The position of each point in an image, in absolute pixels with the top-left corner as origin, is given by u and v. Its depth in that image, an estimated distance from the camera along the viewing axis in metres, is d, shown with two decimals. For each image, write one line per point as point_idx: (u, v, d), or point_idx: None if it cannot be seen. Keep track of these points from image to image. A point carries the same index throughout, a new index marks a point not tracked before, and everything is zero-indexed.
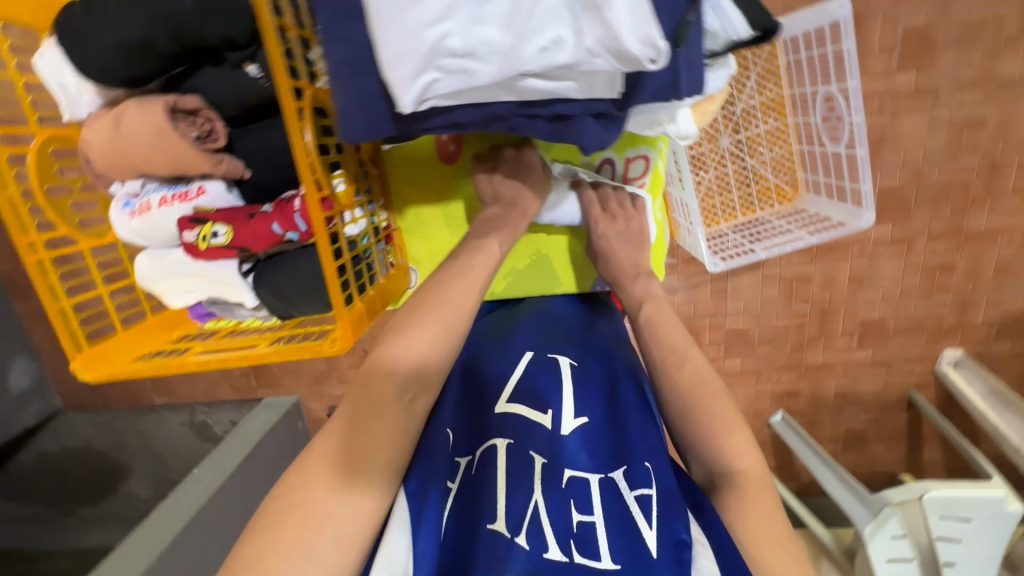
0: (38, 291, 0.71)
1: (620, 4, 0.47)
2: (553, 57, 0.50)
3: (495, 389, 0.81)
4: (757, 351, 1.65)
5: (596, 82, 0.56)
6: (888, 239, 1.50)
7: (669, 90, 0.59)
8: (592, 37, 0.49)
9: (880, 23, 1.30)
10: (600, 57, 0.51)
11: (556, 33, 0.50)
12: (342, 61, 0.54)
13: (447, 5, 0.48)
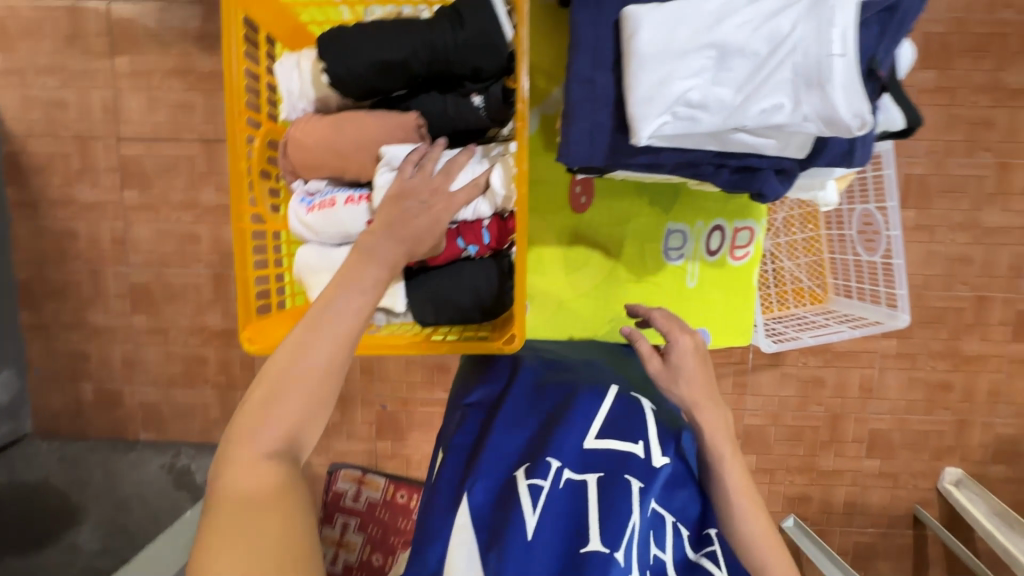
0: (236, 257, 0.77)
1: (838, 87, 0.65)
2: (773, 115, 0.67)
3: (585, 419, 0.79)
4: (774, 449, 1.69)
5: (790, 144, 0.72)
6: (893, 354, 1.64)
7: (845, 158, 0.75)
8: (808, 104, 0.66)
9: None
10: (810, 119, 0.67)
11: (779, 99, 0.67)
12: (587, 98, 0.73)
13: (697, 70, 0.67)
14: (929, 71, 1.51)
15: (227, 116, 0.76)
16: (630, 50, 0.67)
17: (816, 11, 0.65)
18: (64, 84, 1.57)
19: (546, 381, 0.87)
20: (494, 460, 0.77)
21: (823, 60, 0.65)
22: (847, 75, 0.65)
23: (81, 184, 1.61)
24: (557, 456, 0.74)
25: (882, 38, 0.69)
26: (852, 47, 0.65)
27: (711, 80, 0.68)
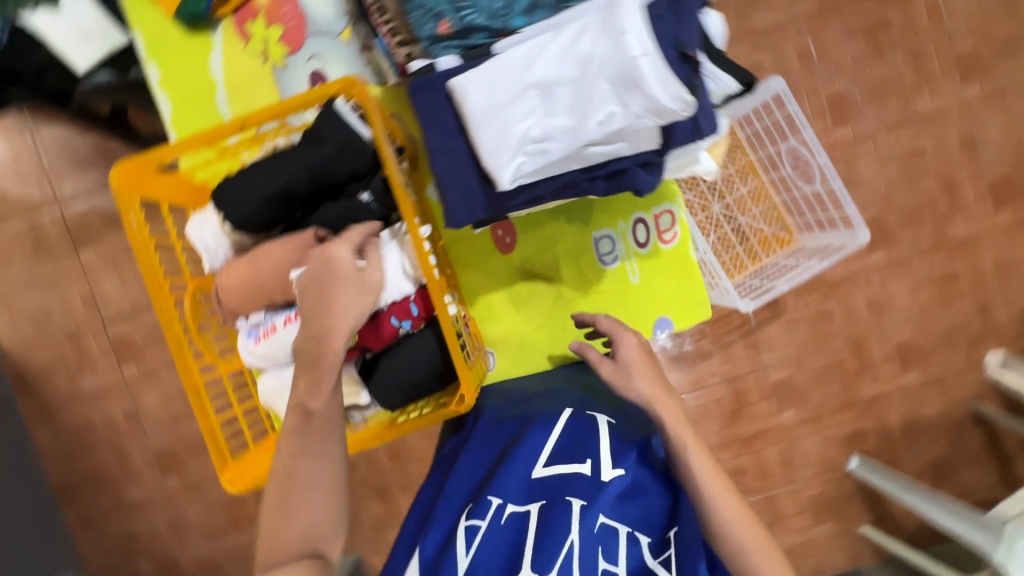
0: (194, 416, 0.74)
1: (654, 80, 0.67)
2: (609, 123, 0.69)
3: (535, 450, 0.83)
4: (810, 396, 1.66)
5: (639, 139, 0.71)
6: (886, 264, 1.62)
7: (694, 135, 0.72)
8: (636, 104, 0.68)
9: (806, 96, 1.58)
10: (644, 116, 0.68)
11: (609, 108, 0.69)
12: (448, 164, 0.75)
13: (529, 110, 0.71)
14: None
15: (146, 283, 0.73)
16: (466, 115, 0.71)
17: (609, 23, 0.68)
18: (43, 292, 1.68)
19: (508, 414, 0.91)
20: (450, 502, 0.84)
21: (630, 65, 0.67)
22: (656, 70, 0.67)
23: (83, 375, 1.70)
24: (498, 492, 0.80)
25: (680, 22, 0.69)
26: (650, 43, 0.67)
27: (544, 112, 0.71)
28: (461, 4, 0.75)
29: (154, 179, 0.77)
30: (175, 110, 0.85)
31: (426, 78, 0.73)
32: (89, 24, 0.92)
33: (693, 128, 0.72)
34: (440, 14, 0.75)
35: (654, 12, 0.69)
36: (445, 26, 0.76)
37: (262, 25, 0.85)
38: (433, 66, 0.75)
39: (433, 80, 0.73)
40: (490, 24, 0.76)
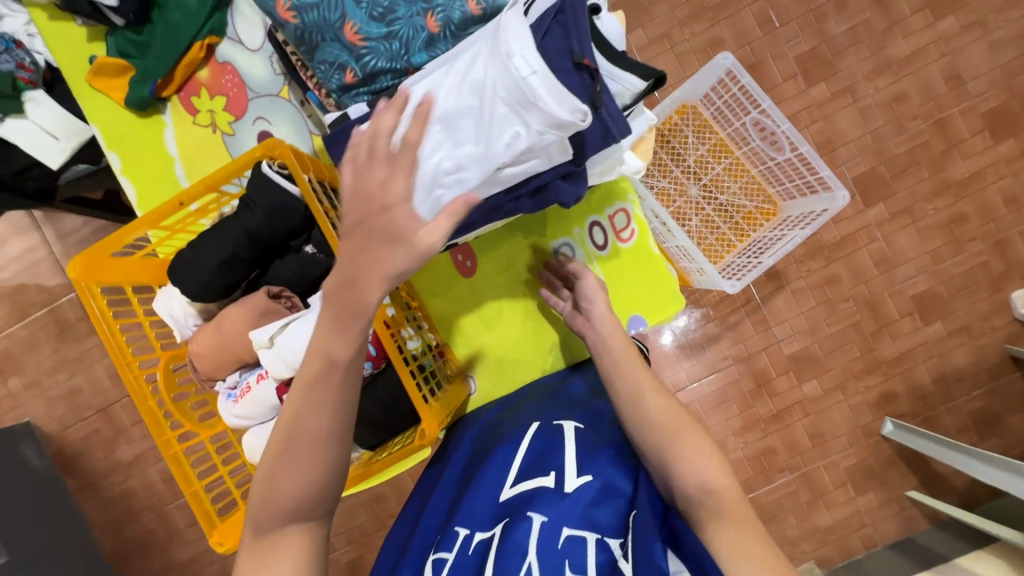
0: (175, 480, 0.64)
1: (545, 95, 0.61)
2: (514, 144, 0.64)
3: (501, 472, 0.77)
4: (830, 364, 1.60)
5: (552, 152, 0.67)
6: (888, 217, 1.56)
7: (606, 141, 0.68)
8: (535, 122, 0.63)
9: (773, 62, 1.55)
10: (546, 130, 0.63)
11: (511, 129, 0.63)
12: None
13: (433, 142, 0.65)
14: None
15: (111, 358, 0.64)
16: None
17: (493, 45, 0.63)
18: (72, 373, 1.78)
19: (479, 440, 0.86)
20: (422, 540, 0.77)
21: (520, 83, 0.61)
22: (547, 83, 0.62)
23: (118, 446, 1.78)
24: (465, 523, 0.74)
25: (570, 32, 0.64)
26: (536, 58, 0.61)
27: (450, 144, 0.65)
28: (359, 51, 0.71)
29: (111, 262, 0.68)
30: (141, 191, 0.89)
31: (336, 126, 0.68)
32: (52, 123, 0.96)
33: (605, 135, 0.68)
34: (343, 64, 0.73)
35: (541, 26, 0.65)
36: (351, 75, 0.73)
37: (207, 98, 0.89)
38: (346, 112, 0.72)
39: (336, 127, 0.66)
40: (393, 65, 0.72)
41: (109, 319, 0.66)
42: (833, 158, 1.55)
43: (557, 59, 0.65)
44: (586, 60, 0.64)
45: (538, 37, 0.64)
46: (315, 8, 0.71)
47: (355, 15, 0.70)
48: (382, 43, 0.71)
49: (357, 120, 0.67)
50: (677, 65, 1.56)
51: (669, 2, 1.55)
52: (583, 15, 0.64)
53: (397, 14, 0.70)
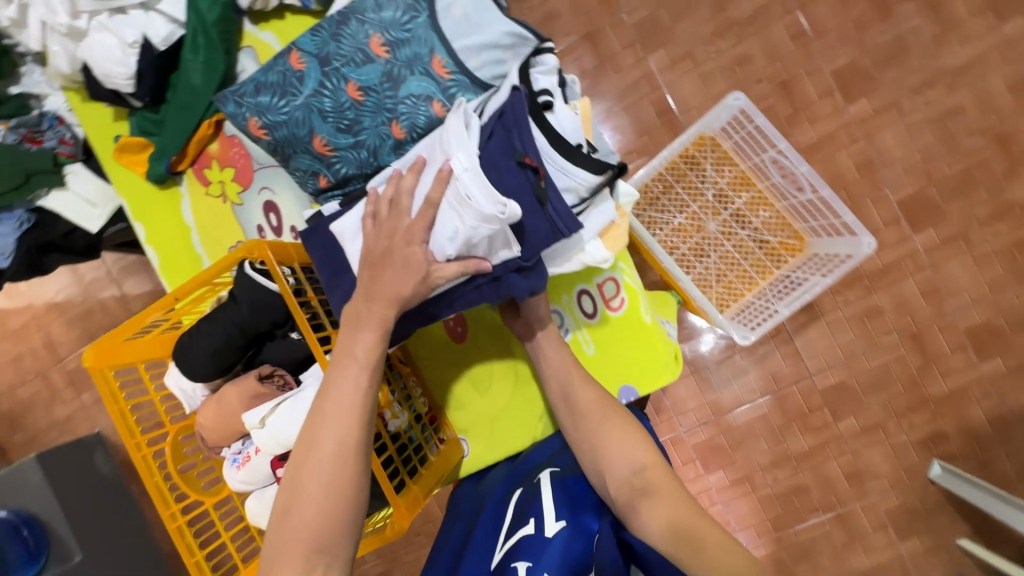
0: (177, 551, 0.69)
1: (474, 189, 0.60)
2: (450, 241, 0.62)
3: (484, 539, 0.73)
4: (869, 401, 1.50)
5: (499, 253, 0.64)
6: (938, 243, 1.42)
7: (554, 238, 0.65)
8: (467, 218, 0.61)
9: (807, 78, 1.44)
10: (479, 228, 0.61)
11: (448, 223, 0.62)
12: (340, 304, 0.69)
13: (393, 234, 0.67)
14: None
15: (122, 439, 0.70)
16: (350, 258, 0.67)
17: (441, 148, 0.65)
18: None
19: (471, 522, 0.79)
20: None
21: (455, 184, 0.62)
22: (477, 182, 0.61)
23: None
24: None
25: (512, 130, 0.63)
26: (470, 157, 0.62)
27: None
28: (330, 160, 0.76)
29: (124, 346, 0.74)
30: (161, 259, 0.97)
31: (312, 224, 0.70)
32: (91, 192, 1.05)
33: (553, 230, 0.65)
34: (316, 170, 0.78)
35: (486, 127, 0.65)
36: (325, 180, 0.78)
37: (218, 169, 0.95)
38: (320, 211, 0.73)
39: (315, 226, 0.70)
40: (363, 171, 0.76)
41: (120, 403, 0.72)
42: (875, 180, 1.43)
43: (501, 157, 0.64)
44: (529, 158, 0.63)
45: (481, 139, 0.65)
46: (283, 124, 0.77)
47: (321, 128, 0.75)
48: (351, 152, 0.75)
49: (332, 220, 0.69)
50: (700, 86, 1.49)
51: (692, 20, 1.48)
52: (523, 113, 0.63)
53: (364, 125, 0.74)
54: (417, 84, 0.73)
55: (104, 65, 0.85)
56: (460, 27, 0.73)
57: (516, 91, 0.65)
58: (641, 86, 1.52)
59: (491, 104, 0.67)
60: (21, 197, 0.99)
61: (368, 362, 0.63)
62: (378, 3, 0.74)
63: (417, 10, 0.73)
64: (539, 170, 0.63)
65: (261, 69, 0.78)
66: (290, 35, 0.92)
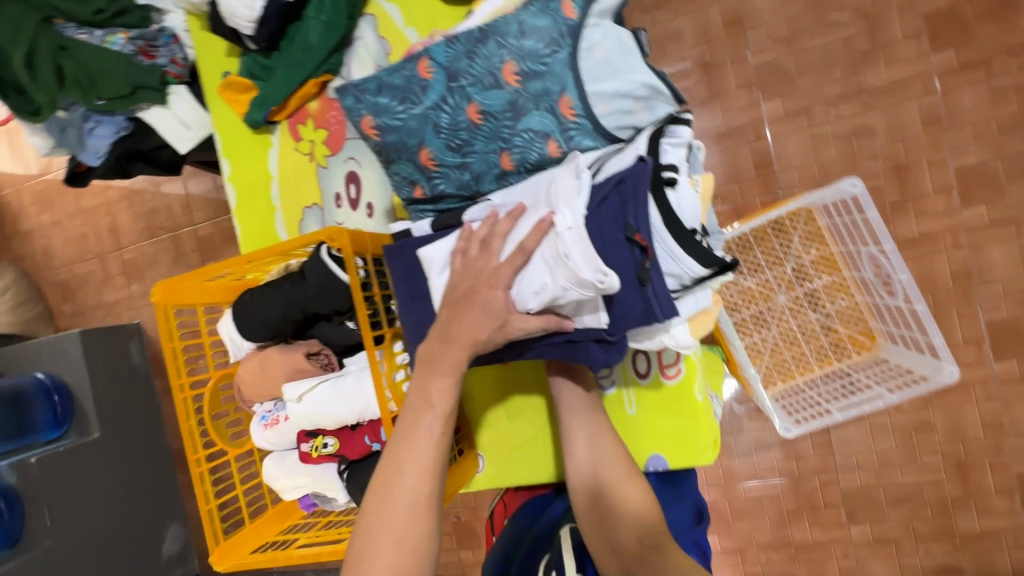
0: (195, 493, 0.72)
1: (574, 253, 0.59)
2: (539, 296, 0.62)
3: None
4: (890, 516, 1.43)
5: (585, 318, 0.66)
6: (1016, 377, 1.32)
7: (645, 318, 0.67)
8: (559, 278, 0.60)
9: (927, 168, 1.34)
10: (572, 290, 0.60)
11: (540, 279, 0.61)
12: (413, 323, 0.72)
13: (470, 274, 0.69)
14: (945, 51, 1.31)
15: (168, 378, 0.72)
16: (431, 288, 0.70)
17: (545, 201, 0.64)
18: None
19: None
20: None
21: (555, 238, 0.61)
22: (579, 243, 0.59)
23: None
24: None
25: (628, 204, 0.64)
26: (578, 217, 0.61)
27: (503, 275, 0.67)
28: (431, 175, 0.76)
29: (190, 287, 0.76)
30: (239, 202, 0.99)
31: (399, 244, 0.72)
32: (187, 115, 1.07)
33: (646, 311, 0.66)
34: (414, 180, 0.78)
35: (599, 191, 0.65)
36: (420, 190, 0.79)
37: (312, 128, 0.95)
38: (410, 228, 0.75)
39: (403, 247, 0.72)
40: (461, 193, 0.77)
41: (175, 340, 0.74)
42: (968, 294, 1.33)
43: (610, 228, 0.65)
44: (639, 235, 0.63)
45: (592, 204, 0.65)
46: (396, 130, 0.75)
47: (432, 145, 0.74)
48: (455, 171, 0.76)
49: (420, 245, 0.72)
50: (808, 148, 1.40)
51: (821, 76, 1.38)
52: (643, 191, 0.63)
53: (476, 152, 0.74)
54: (540, 123, 0.71)
55: (230, 5, 0.86)
56: (599, 72, 0.70)
57: (640, 162, 0.65)
58: (746, 131, 1.44)
59: (610, 165, 0.67)
60: (126, 106, 1.03)
61: (440, 409, 0.66)
62: (523, 26, 0.70)
63: (560, 45, 0.69)
64: (647, 251, 0.64)
65: (389, 67, 0.76)
66: (412, 10, 0.89)
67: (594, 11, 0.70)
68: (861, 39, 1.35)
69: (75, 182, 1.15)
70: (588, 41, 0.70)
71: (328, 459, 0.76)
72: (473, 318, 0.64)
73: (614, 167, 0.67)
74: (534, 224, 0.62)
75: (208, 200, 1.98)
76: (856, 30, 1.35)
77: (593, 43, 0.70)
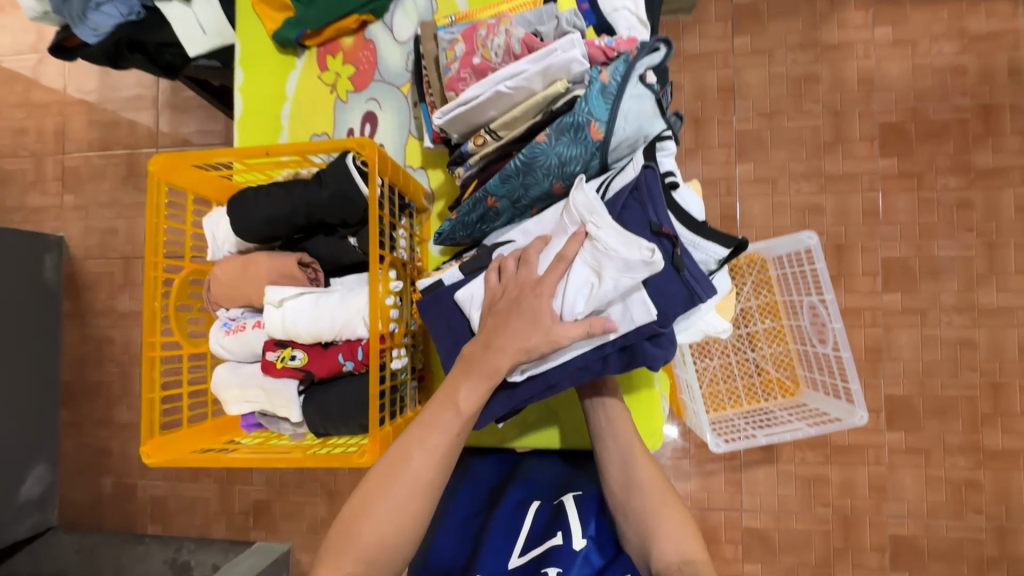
0: (142, 375, 0.67)
1: (612, 243, 0.67)
2: (590, 294, 0.68)
3: (510, 538, 0.81)
4: (780, 558, 1.54)
5: (633, 312, 0.69)
6: (903, 449, 1.50)
7: (689, 303, 0.71)
8: (609, 270, 0.67)
9: (861, 252, 1.53)
10: (621, 279, 0.66)
11: (586, 279, 0.68)
12: (452, 345, 0.77)
13: None
14: (891, 158, 1.53)
15: (144, 252, 0.69)
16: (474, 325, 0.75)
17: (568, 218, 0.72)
18: (117, 215, 1.90)
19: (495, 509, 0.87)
20: None
21: (591, 243, 0.69)
22: (617, 240, 0.67)
23: (122, 296, 1.88)
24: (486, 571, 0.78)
25: (646, 205, 0.70)
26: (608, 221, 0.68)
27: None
28: None
29: (188, 170, 0.73)
30: (245, 112, 0.97)
31: (434, 293, 0.77)
32: (208, 20, 1.05)
33: (689, 296, 0.71)
34: None
35: (618, 202, 0.71)
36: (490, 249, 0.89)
37: (340, 62, 0.96)
38: (441, 278, 0.78)
39: (438, 294, 0.78)
40: None
41: (159, 217, 0.71)
42: (875, 366, 1.51)
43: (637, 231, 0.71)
44: (665, 228, 0.70)
45: (614, 213, 0.71)
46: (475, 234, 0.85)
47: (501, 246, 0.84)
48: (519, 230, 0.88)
49: (456, 289, 0.77)
50: (769, 212, 1.57)
51: (790, 153, 1.57)
52: (658, 190, 0.70)
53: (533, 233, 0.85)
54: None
55: None
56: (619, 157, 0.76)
57: (648, 168, 0.71)
58: (720, 185, 1.59)
59: (616, 182, 0.73)
60: None
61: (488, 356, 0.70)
62: (560, 157, 0.74)
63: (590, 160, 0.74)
64: (676, 240, 0.70)
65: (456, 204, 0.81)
66: None
67: (618, 119, 0.71)
68: (827, 131, 1.56)
69: (60, 55, 1.09)
70: (618, 147, 0.74)
71: (291, 372, 0.74)
72: (523, 323, 0.69)
73: (620, 184, 0.73)
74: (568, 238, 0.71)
75: (179, 126, 1.88)
76: (824, 122, 1.56)
77: (620, 143, 0.73)
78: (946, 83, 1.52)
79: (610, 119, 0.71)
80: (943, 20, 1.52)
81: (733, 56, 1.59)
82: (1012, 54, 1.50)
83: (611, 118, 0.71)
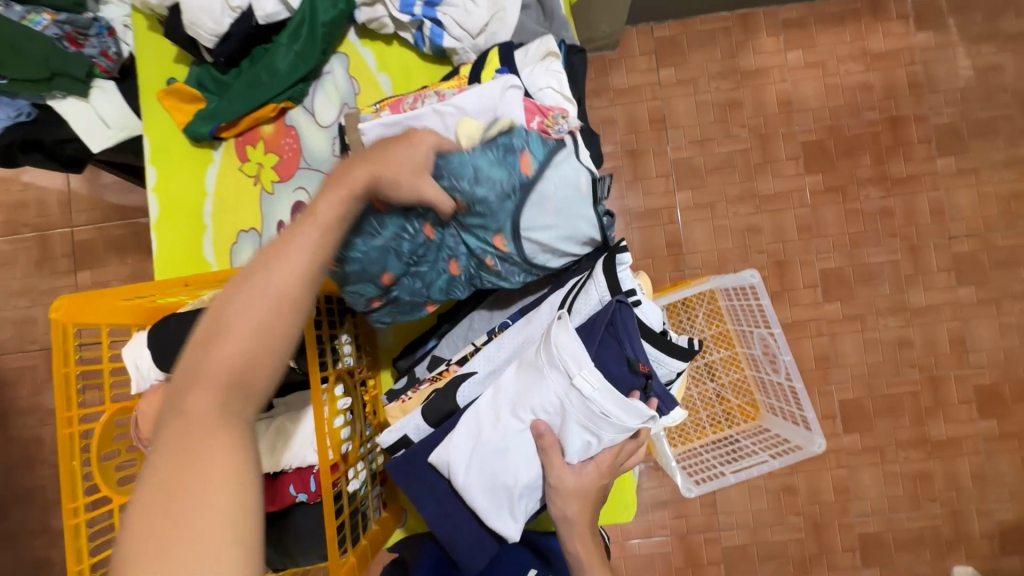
0: (66, 549, 0.61)
1: (610, 407, 0.65)
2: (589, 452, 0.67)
3: None
4: (760, 570, 1.57)
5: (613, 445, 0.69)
6: (859, 449, 1.57)
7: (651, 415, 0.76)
8: (607, 431, 0.66)
9: (800, 266, 1.60)
10: (618, 433, 0.67)
11: (584, 438, 0.67)
12: (427, 495, 0.73)
13: (497, 488, 0.68)
14: (815, 174, 1.61)
15: (54, 409, 0.63)
16: (459, 489, 0.69)
17: (547, 359, 0.67)
18: (33, 302, 1.74)
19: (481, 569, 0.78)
20: None
21: (585, 399, 0.65)
22: (611, 398, 0.65)
23: (46, 391, 1.71)
24: None
25: (624, 342, 0.70)
26: (595, 372, 0.65)
27: (527, 464, 0.68)
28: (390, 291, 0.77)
29: (97, 305, 0.68)
30: (161, 214, 0.91)
31: (407, 455, 0.73)
32: (110, 113, 0.98)
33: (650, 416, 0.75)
34: (371, 296, 0.77)
35: (595, 338, 0.70)
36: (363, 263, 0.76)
37: (261, 151, 0.92)
38: (406, 433, 0.77)
39: (410, 458, 0.73)
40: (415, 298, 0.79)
41: (69, 365, 0.64)
42: (825, 373, 1.58)
43: (614, 367, 0.70)
44: (642, 363, 0.70)
45: (592, 350, 0.70)
46: (357, 262, 0.73)
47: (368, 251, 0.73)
48: (413, 282, 0.78)
49: (429, 452, 0.73)
50: (711, 236, 1.61)
51: (723, 177, 1.62)
52: (633, 326, 0.70)
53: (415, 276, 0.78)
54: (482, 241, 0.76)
55: (194, 12, 0.84)
56: (540, 215, 0.73)
57: (620, 302, 0.71)
58: (662, 215, 1.62)
59: (580, 304, 0.76)
60: (36, 91, 0.92)
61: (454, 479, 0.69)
62: (477, 173, 0.70)
63: (510, 197, 0.71)
64: (651, 375, 0.71)
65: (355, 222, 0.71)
66: (387, 61, 0.92)
67: (550, 169, 0.71)
68: (755, 153, 1.62)
69: None
70: (536, 198, 0.72)
71: None
72: (514, 463, 0.68)
73: (584, 307, 0.76)
74: (557, 387, 0.66)
75: (94, 201, 1.74)
76: (751, 145, 1.62)
77: (544, 193, 0.72)
78: (856, 99, 1.61)
79: (544, 160, 0.71)
80: (847, 41, 1.62)
81: (660, 88, 1.64)
82: (910, 69, 1.61)
83: (545, 160, 0.71)
